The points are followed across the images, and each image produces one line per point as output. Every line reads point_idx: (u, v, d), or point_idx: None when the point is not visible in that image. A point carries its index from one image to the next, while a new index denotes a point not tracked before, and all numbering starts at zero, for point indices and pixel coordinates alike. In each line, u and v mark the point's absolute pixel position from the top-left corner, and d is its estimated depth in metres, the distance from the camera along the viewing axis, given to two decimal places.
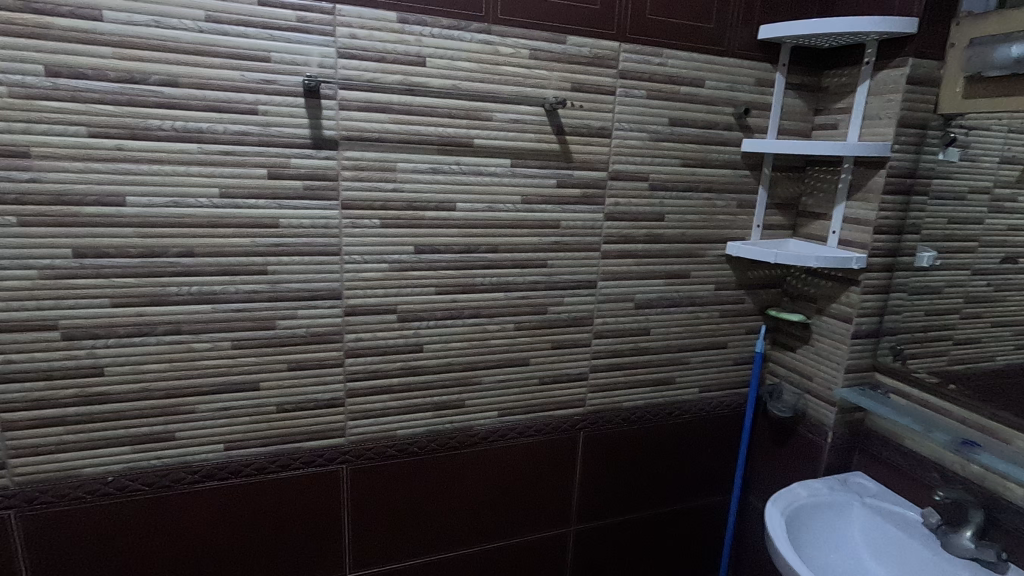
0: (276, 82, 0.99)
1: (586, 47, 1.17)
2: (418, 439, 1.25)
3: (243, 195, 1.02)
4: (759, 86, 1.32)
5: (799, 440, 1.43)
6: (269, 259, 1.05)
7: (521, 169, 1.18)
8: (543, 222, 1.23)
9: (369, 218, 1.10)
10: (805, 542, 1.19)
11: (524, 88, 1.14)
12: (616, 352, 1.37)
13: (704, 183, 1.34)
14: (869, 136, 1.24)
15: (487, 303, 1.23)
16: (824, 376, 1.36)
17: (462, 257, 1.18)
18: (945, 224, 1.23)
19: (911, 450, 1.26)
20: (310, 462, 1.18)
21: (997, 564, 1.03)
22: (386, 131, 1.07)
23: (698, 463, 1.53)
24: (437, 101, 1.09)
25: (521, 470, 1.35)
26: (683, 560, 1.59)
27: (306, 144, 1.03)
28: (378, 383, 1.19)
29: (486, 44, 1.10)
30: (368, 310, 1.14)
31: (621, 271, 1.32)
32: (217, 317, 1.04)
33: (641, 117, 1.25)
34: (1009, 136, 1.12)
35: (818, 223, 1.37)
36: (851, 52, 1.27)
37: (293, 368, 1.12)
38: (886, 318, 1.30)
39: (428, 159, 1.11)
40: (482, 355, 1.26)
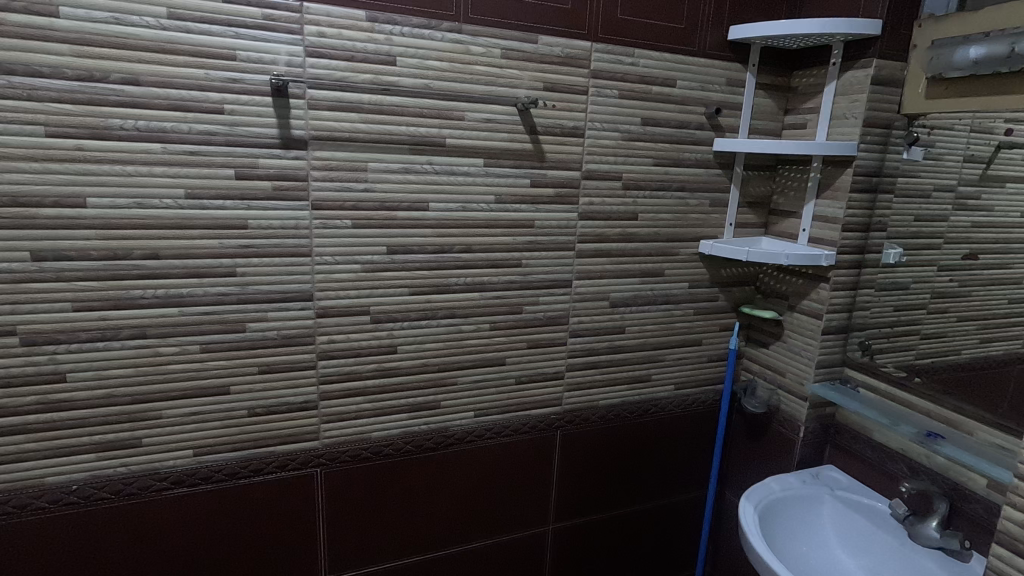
0: (242, 81, 0.97)
1: (558, 47, 1.17)
2: (394, 441, 1.24)
3: (209, 196, 1.00)
4: (730, 86, 1.34)
5: (773, 436, 1.46)
6: (237, 260, 1.04)
7: (494, 169, 1.18)
8: (517, 221, 1.23)
9: (341, 218, 1.09)
10: (777, 536, 1.20)
11: (496, 87, 1.14)
12: (592, 351, 1.38)
13: (677, 182, 1.35)
14: (836, 136, 1.26)
15: (463, 304, 1.22)
16: (796, 371, 1.39)
17: (437, 257, 1.18)
18: (910, 221, 1.25)
19: (879, 442, 1.29)
20: (284, 466, 1.16)
21: (961, 553, 1.06)
22: (356, 131, 1.06)
23: (674, 460, 1.54)
24: (408, 101, 1.08)
25: (498, 469, 1.35)
26: (661, 557, 1.61)
27: (275, 144, 1.02)
28: (351, 386, 1.18)
29: (457, 44, 1.09)
30: (341, 312, 1.13)
31: (596, 270, 1.33)
32: (185, 321, 1.02)
33: (614, 116, 1.26)
34: (973, 135, 1.13)
35: (789, 221, 1.40)
36: (819, 53, 1.30)
37: (265, 372, 1.10)
38: (855, 313, 1.34)
39: (400, 159, 1.10)
40: (458, 356, 1.25)
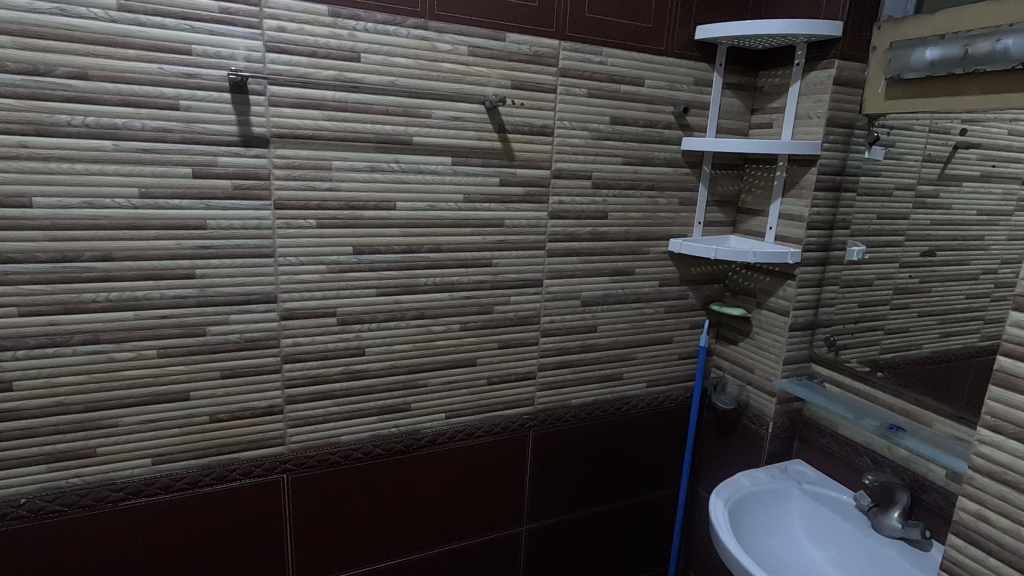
0: (198, 76, 0.94)
1: (526, 45, 1.16)
2: (363, 445, 1.22)
3: (165, 195, 0.96)
4: (698, 86, 1.35)
5: (743, 431, 1.47)
6: (196, 262, 1.00)
7: (462, 167, 1.17)
8: (486, 220, 1.22)
9: (305, 218, 1.06)
10: (747, 531, 1.22)
11: (463, 85, 1.13)
12: (563, 350, 1.38)
13: (646, 181, 1.36)
14: (800, 135, 1.29)
15: (432, 304, 1.21)
16: (764, 367, 1.41)
17: (405, 257, 1.16)
18: (872, 219, 1.28)
19: (845, 436, 1.31)
20: (248, 473, 1.13)
21: (922, 542, 1.09)
22: (319, 128, 1.04)
23: (647, 458, 1.55)
24: (372, 98, 1.06)
25: (470, 471, 1.34)
26: (635, 554, 1.62)
27: (234, 142, 0.99)
28: (318, 389, 1.15)
29: (423, 41, 1.08)
30: (306, 314, 1.11)
31: (567, 269, 1.33)
32: (140, 325, 0.99)
33: (582, 115, 1.25)
34: (931, 135, 1.16)
35: (756, 220, 1.41)
36: (784, 53, 1.32)
37: (226, 376, 1.07)
38: (820, 310, 1.36)
39: (365, 158, 1.08)
40: (428, 357, 1.24)
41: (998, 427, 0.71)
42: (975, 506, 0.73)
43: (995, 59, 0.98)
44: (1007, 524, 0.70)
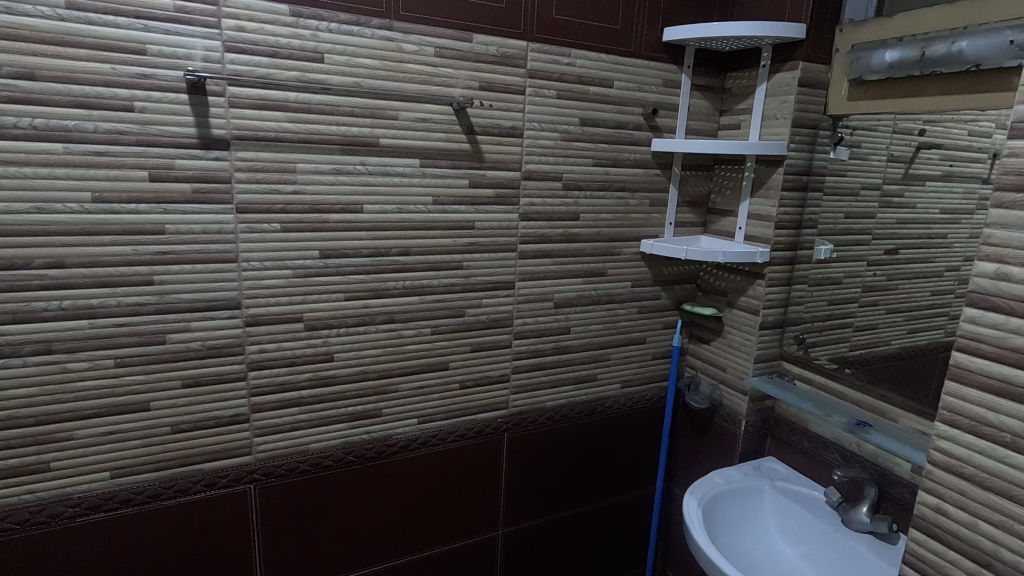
0: (154, 77, 0.91)
1: (493, 46, 1.16)
2: (333, 452, 1.20)
3: (119, 200, 0.93)
4: (667, 88, 1.36)
5: (716, 430, 1.48)
6: (155, 268, 0.97)
7: (431, 169, 1.15)
8: (456, 222, 1.20)
9: (269, 222, 1.04)
10: (720, 530, 1.22)
11: (430, 86, 1.12)
12: (537, 352, 1.37)
13: (617, 182, 1.36)
14: (767, 136, 1.30)
15: (402, 308, 1.19)
16: (736, 366, 1.42)
17: (373, 260, 1.14)
18: (840, 218, 1.30)
19: (815, 433, 1.33)
20: (213, 484, 1.10)
21: (889, 535, 1.11)
22: (282, 130, 1.02)
23: (622, 459, 1.55)
24: (338, 99, 1.05)
25: (444, 476, 1.32)
26: (612, 556, 1.61)
27: (193, 144, 0.96)
28: (285, 397, 1.13)
29: (389, 41, 1.06)
30: (271, 320, 1.08)
31: (539, 271, 1.32)
32: (96, 334, 0.96)
33: (551, 117, 1.25)
34: (894, 136, 1.17)
35: (726, 220, 1.43)
36: (751, 55, 1.33)
37: (189, 386, 1.04)
38: (790, 308, 1.38)
39: (331, 160, 1.07)
40: (398, 362, 1.22)
41: (955, 422, 0.72)
42: (934, 500, 0.74)
43: (950, 61, 1.01)
44: (964, 517, 0.71)
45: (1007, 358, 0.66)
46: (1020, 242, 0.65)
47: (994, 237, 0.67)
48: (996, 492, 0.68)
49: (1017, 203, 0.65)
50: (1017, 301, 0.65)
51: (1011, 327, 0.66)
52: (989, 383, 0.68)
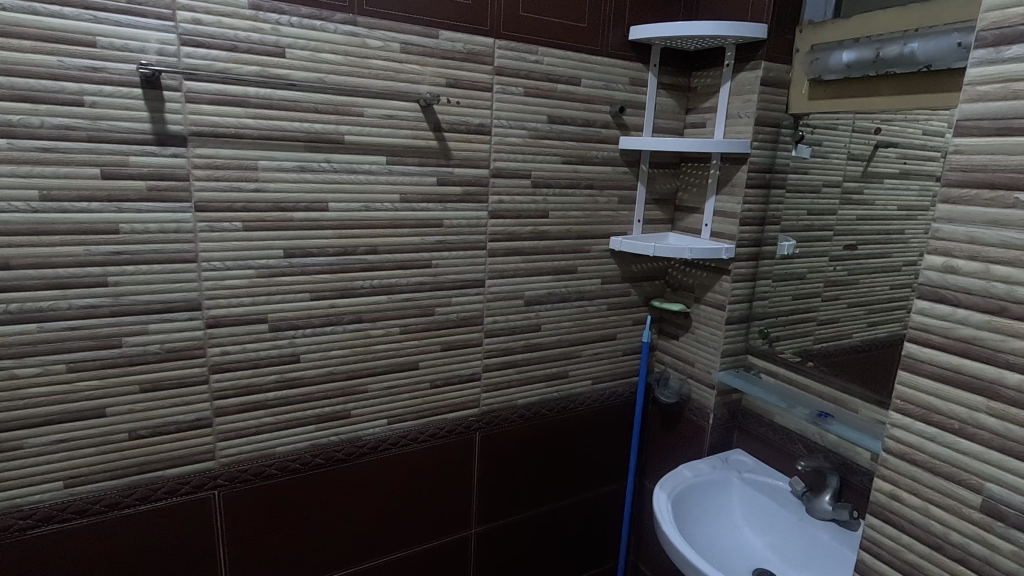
0: (105, 70, 0.88)
1: (460, 43, 1.15)
2: (301, 455, 1.18)
3: (70, 198, 0.90)
4: (633, 86, 1.37)
5: (685, 424, 1.50)
6: (109, 269, 0.94)
7: (398, 167, 1.14)
8: (424, 221, 1.19)
9: (230, 221, 1.01)
10: (688, 522, 1.24)
11: (396, 82, 1.10)
12: (508, 350, 1.37)
13: (586, 180, 1.37)
14: (732, 134, 1.32)
15: (370, 308, 1.18)
16: (704, 360, 1.44)
17: (339, 259, 1.12)
18: (802, 215, 1.32)
19: (780, 425, 1.36)
20: (175, 491, 1.07)
21: (850, 522, 1.16)
22: (243, 127, 0.99)
23: (594, 454, 1.56)
24: (302, 95, 1.03)
25: (415, 477, 1.31)
26: (585, 551, 1.63)
27: (147, 140, 0.93)
28: (250, 400, 1.10)
29: (352, 37, 1.05)
30: (234, 321, 1.05)
31: (508, 269, 1.32)
32: (46, 338, 0.92)
33: (519, 114, 1.25)
34: (853, 135, 1.21)
35: (693, 217, 1.45)
36: (715, 54, 1.35)
37: (148, 390, 1.01)
38: (755, 303, 1.40)
39: (294, 157, 1.04)
40: (367, 362, 1.20)
41: (907, 411, 0.74)
42: (889, 486, 0.76)
43: (903, 62, 1.05)
44: (916, 502, 0.73)
45: (955, 348, 0.69)
46: (965, 236, 0.67)
47: (941, 232, 0.70)
48: (945, 477, 0.70)
49: (963, 198, 0.67)
50: (963, 292, 0.68)
51: (958, 317, 0.68)
52: (938, 372, 0.70)
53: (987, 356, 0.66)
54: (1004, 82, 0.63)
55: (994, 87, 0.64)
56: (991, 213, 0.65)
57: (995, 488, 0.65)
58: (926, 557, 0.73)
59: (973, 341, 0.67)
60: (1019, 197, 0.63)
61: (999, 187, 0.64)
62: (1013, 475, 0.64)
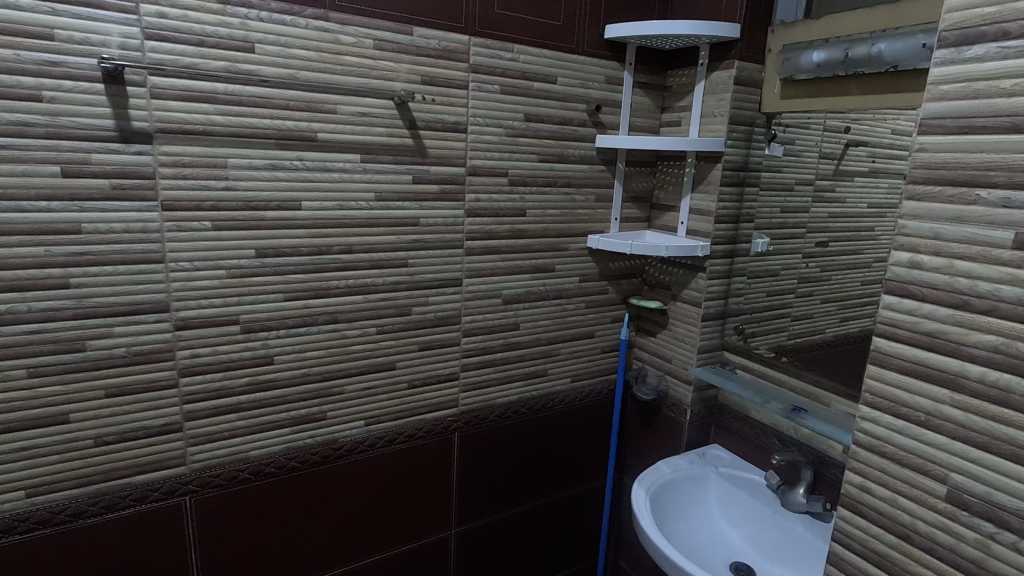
0: (64, 64, 0.85)
1: (434, 40, 1.14)
2: (275, 459, 1.16)
3: (29, 197, 0.87)
4: (609, 85, 1.37)
5: (663, 420, 1.52)
6: (71, 270, 0.91)
7: (372, 165, 1.13)
8: (400, 219, 1.18)
9: (199, 220, 0.99)
10: (666, 518, 1.25)
11: (369, 79, 1.09)
12: (486, 349, 1.36)
13: (563, 178, 1.37)
14: (706, 133, 1.34)
15: (345, 307, 1.16)
16: (681, 357, 1.46)
17: (314, 259, 1.10)
18: (776, 213, 1.34)
19: (755, 420, 1.38)
20: (144, 499, 1.04)
21: (823, 514, 1.18)
22: (211, 124, 0.97)
23: (573, 452, 1.57)
24: (273, 92, 1.01)
25: (393, 478, 1.30)
26: (565, 549, 1.63)
27: (110, 137, 0.90)
28: (222, 403, 1.08)
29: (324, 32, 1.03)
30: (204, 323, 1.03)
31: (485, 268, 1.31)
32: (6, 342, 0.89)
33: (495, 112, 1.24)
34: (824, 134, 1.23)
35: (669, 215, 1.46)
36: (690, 54, 1.36)
37: (114, 395, 0.98)
38: (730, 300, 1.42)
39: (266, 155, 1.02)
40: (343, 363, 1.19)
41: (876, 404, 0.75)
42: (859, 478, 0.78)
43: (871, 62, 1.07)
44: (885, 493, 0.75)
45: (921, 342, 0.70)
46: (929, 232, 0.69)
47: (907, 229, 0.71)
48: (912, 468, 0.72)
49: (928, 195, 0.69)
50: (928, 287, 0.69)
51: (923, 312, 0.70)
52: (905, 365, 0.72)
53: (951, 349, 0.67)
54: (966, 82, 0.65)
55: (956, 87, 0.66)
56: (954, 210, 0.66)
57: (959, 478, 0.67)
58: (895, 546, 0.74)
59: (937, 335, 0.69)
60: (980, 194, 0.64)
61: (961, 184, 0.66)
62: (976, 465, 0.66)
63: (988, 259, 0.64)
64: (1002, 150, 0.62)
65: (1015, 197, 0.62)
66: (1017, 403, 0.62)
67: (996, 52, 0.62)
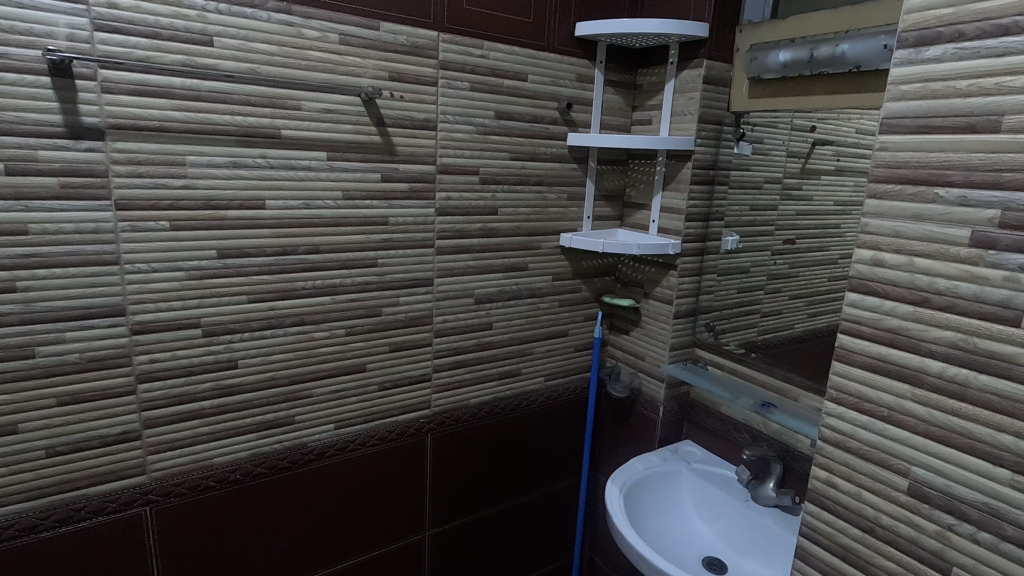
0: (6, 56, 0.81)
1: (402, 35, 1.12)
2: (241, 465, 1.12)
3: None
4: (580, 82, 1.37)
5: (636, 418, 1.52)
6: (18, 273, 0.87)
7: (339, 163, 1.10)
8: (369, 218, 1.16)
9: (156, 220, 0.95)
10: (640, 514, 1.26)
11: (335, 75, 1.06)
12: (458, 349, 1.35)
13: (535, 176, 1.36)
14: (677, 131, 1.34)
15: (313, 309, 1.13)
16: (654, 354, 1.46)
17: (279, 259, 1.07)
18: (746, 211, 1.35)
19: (726, 415, 1.39)
20: (101, 510, 1.00)
21: (792, 508, 1.20)
22: (168, 120, 0.93)
23: (548, 451, 1.56)
24: (233, 87, 0.97)
25: (365, 482, 1.28)
26: (541, 548, 1.63)
27: (58, 133, 0.86)
28: (183, 409, 1.04)
29: (287, 26, 1.00)
30: (163, 326, 0.99)
31: (457, 268, 1.30)
32: None
33: (465, 110, 1.23)
34: (792, 133, 1.24)
35: (641, 214, 1.47)
36: (660, 52, 1.37)
37: (67, 404, 0.94)
38: (701, 297, 1.43)
39: (226, 152, 0.99)
40: (312, 366, 1.16)
41: (841, 400, 0.77)
42: (825, 473, 0.79)
43: (834, 62, 1.09)
44: (850, 488, 0.76)
45: (883, 338, 0.71)
46: (891, 230, 0.70)
47: (870, 227, 0.72)
48: (876, 463, 0.73)
49: (889, 194, 0.70)
50: (890, 285, 0.70)
51: (885, 308, 0.71)
52: (868, 361, 0.73)
53: (912, 345, 0.69)
54: (924, 83, 0.66)
55: (915, 87, 0.67)
56: (914, 208, 0.68)
57: (921, 471, 0.68)
58: (859, 539, 0.76)
59: (899, 331, 0.70)
60: (938, 193, 0.65)
61: (921, 183, 0.67)
62: (936, 458, 0.67)
63: (946, 257, 0.65)
64: (959, 149, 0.64)
65: (971, 196, 0.63)
66: (974, 397, 0.63)
67: (953, 53, 0.64)
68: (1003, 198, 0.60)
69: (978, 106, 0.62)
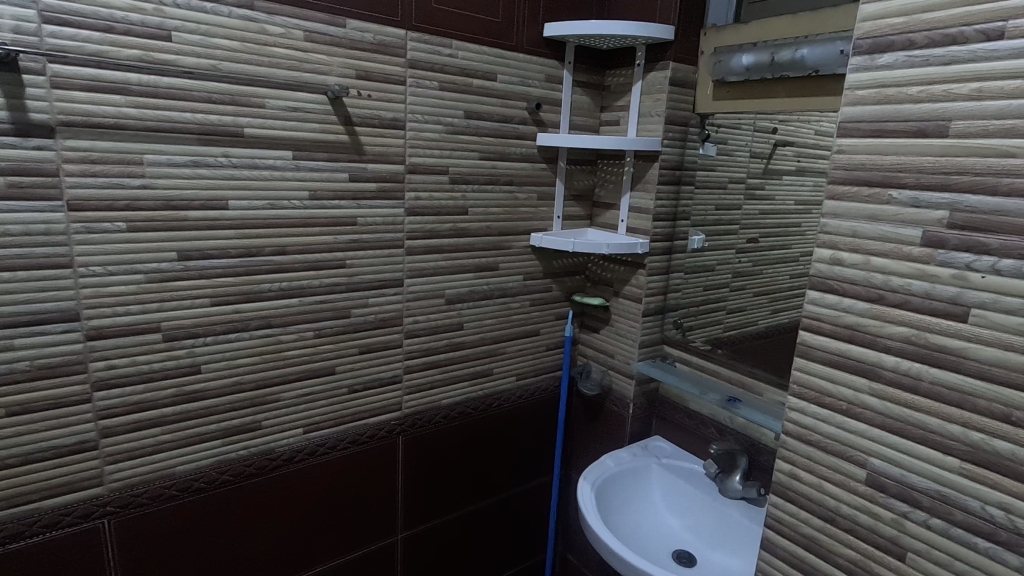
0: None
1: (369, 33, 1.10)
2: (206, 473, 1.09)
3: None
4: (549, 83, 1.37)
5: (607, 415, 1.54)
6: None
7: (305, 162, 1.08)
8: (336, 218, 1.14)
9: (112, 221, 0.91)
10: (611, 510, 1.28)
11: (300, 73, 1.04)
12: (430, 350, 1.34)
13: (505, 176, 1.36)
14: (644, 133, 1.36)
15: (279, 311, 1.11)
16: (624, 352, 1.48)
17: (243, 261, 1.05)
18: (710, 210, 1.38)
19: (694, 411, 1.42)
20: (54, 525, 0.96)
21: (757, 500, 1.22)
22: (124, 117, 0.90)
23: (520, 450, 1.57)
24: (194, 84, 0.94)
25: (335, 487, 1.26)
26: (514, 546, 1.63)
27: (4, 130, 0.82)
28: (143, 417, 1.01)
29: (250, 21, 0.97)
30: (121, 331, 0.95)
31: (427, 268, 1.29)
32: None
33: (434, 109, 1.22)
34: (755, 134, 1.27)
35: (610, 213, 1.48)
36: (627, 54, 1.39)
37: (17, 414, 0.90)
38: (669, 295, 1.46)
39: (186, 151, 0.96)
40: (279, 369, 1.13)
41: (803, 394, 0.79)
42: (788, 466, 0.82)
43: (794, 66, 1.12)
44: (812, 479, 0.79)
45: (842, 335, 0.74)
46: (848, 231, 0.73)
47: (829, 227, 0.75)
48: (836, 455, 0.76)
49: (847, 195, 0.72)
50: (848, 283, 0.73)
51: (844, 306, 0.74)
52: (828, 357, 0.76)
53: (868, 341, 0.71)
54: (879, 88, 0.69)
55: (870, 92, 0.69)
56: (870, 209, 0.70)
57: (877, 462, 0.71)
58: (821, 528, 0.78)
59: (857, 328, 0.73)
60: (892, 194, 0.68)
61: (876, 185, 0.70)
62: (891, 449, 0.70)
63: (900, 256, 0.68)
64: (911, 152, 0.66)
65: (922, 197, 0.66)
66: (926, 390, 0.66)
67: (905, 60, 0.66)
68: (951, 199, 0.63)
69: (928, 112, 0.65)
